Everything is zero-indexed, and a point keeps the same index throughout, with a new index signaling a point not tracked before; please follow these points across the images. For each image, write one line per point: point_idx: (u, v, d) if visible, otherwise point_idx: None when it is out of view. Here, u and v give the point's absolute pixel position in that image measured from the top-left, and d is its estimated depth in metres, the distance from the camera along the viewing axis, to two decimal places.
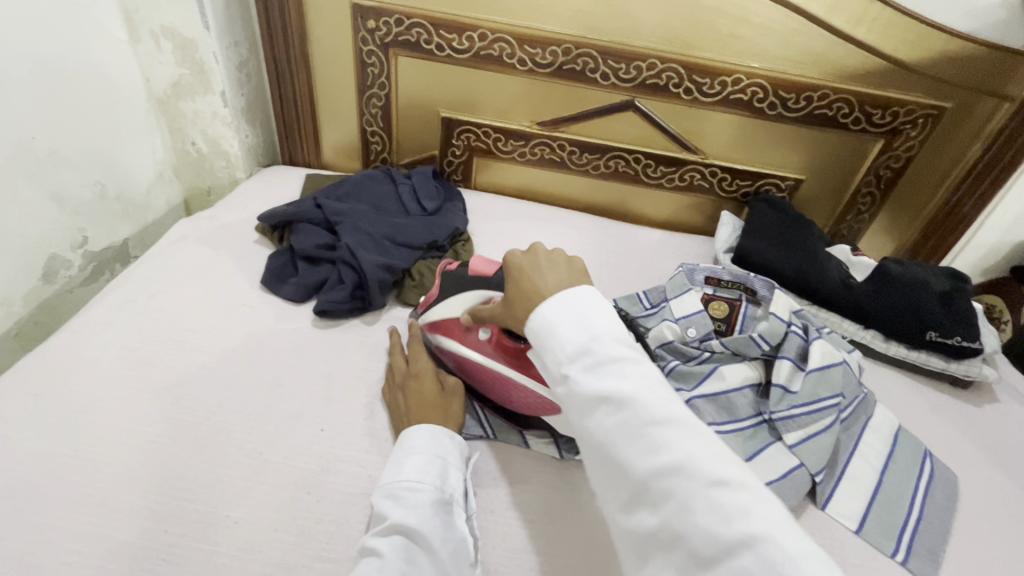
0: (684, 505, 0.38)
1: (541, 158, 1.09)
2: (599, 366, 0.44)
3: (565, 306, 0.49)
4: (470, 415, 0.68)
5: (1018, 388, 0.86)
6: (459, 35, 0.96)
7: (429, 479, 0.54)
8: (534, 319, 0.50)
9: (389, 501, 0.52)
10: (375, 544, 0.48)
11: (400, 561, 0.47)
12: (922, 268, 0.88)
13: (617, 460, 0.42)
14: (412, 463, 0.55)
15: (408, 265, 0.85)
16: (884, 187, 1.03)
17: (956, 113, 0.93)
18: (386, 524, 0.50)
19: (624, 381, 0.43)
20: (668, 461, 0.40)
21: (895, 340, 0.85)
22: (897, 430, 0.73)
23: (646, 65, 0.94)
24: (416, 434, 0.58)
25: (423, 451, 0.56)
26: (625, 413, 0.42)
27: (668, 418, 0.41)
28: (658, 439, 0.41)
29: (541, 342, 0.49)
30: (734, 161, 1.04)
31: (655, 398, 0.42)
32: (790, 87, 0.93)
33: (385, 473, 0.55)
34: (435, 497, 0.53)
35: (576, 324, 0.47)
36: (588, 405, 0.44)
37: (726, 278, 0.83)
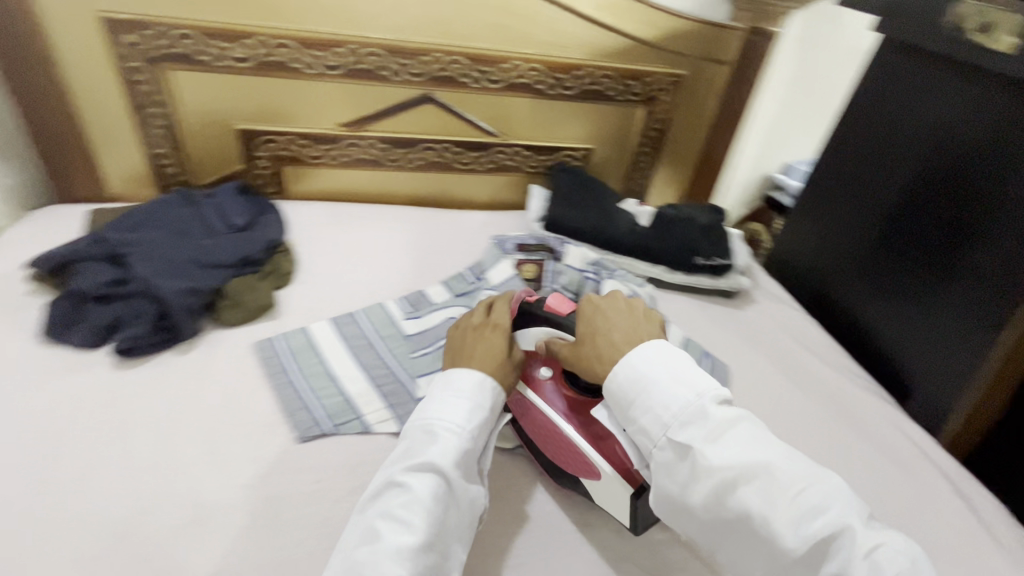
0: (842, 562, 0.45)
1: (355, 159, 1.10)
2: (721, 434, 0.53)
3: (655, 367, 0.58)
4: (320, 411, 0.71)
5: (772, 290, 1.07)
6: (235, 43, 0.93)
7: (467, 429, 0.59)
8: (626, 373, 0.58)
9: (424, 439, 0.58)
10: (405, 479, 0.54)
11: (430, 498, 0.53)
12: (690, 209, 1.07)
13: (763, 526, 0.48)
14: (455, 411, 0.59)
15: (219, 285, 0.80)
16: (655, 146, 1.22)
17: (692, 78, 1.13)
18: (419, 462, 0.55)
19: (757, 452, 0.51)
20: (820, 523, 0.47)
21: (677, 271, 1.01)
22: (683, 342, 0.88)
23: (431, 59, 1.00)
24: (463, 379, 0.62)
25: (465, 399, 0.61)
26: (765, 478, 0.50)
27: (804, 479, 0.50)
28: (806, 504, 0.48)
29: (642, 403, 0.56)
30: (532, 139, 1.15)
31: (787, 463, 0.51)
32: (560, 68, 1.06)
33: (425, 411, 0.60)
34: (468, 448, 0.58)
35: (680, 386, 0.56)
36: (727, 474, 0.50)
37: (533, 243, 0.98)
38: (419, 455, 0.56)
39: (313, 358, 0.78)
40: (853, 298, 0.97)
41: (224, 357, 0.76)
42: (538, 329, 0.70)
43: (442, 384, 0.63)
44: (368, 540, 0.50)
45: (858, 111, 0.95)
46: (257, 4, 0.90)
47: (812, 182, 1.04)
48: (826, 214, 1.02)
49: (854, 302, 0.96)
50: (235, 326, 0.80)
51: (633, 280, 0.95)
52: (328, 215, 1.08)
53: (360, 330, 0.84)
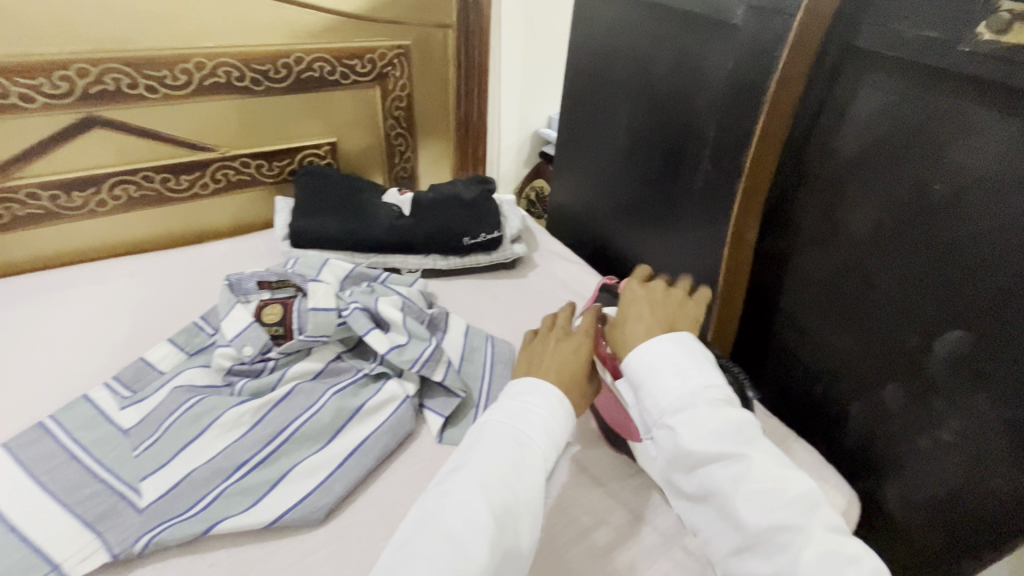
0: (795, 559, 0.43)
1: (17, 217, 0.85)
2: (710, 423, 0.49)
3: (661, 355, 0.52)
4: None
5: (551, 248, 1.07)
6: None
7: (540, 450, 0.50)
8: (636, 363, 0.54)
9: (499, 446, 0.49)
10: (473, 491, 0.46)
11: (494, 524, 0.44)
12: (451, 187, 1.01)
13: (727, 508, 0.47)
14: (530, 417, 0.52)
15: None
16: (409, 126, 1.13)
17: (420, 47, 1.05)
18: (490, 476, 0.47)
19: (742, 442, 0.48)
20: (779, 518, 0.45)
21: (448, 255, 0.95)
22: (465, 331, 0.82)
23: (74, 73, 0.79)
24: (536, 385, 0.54)
25: (543, 406, 0.52)
26: (736, 467, 0.47)
27: (784, 476, 0.47)
28: (771, 498, 0.46)
29: (643, 388, 0.53)
30: (259, 146, 0.98)
31: (765, 459, 0.48)
32: (258, 59, 0.90)
33: (506, 411, 0.53)
34: (541, 469, 0.49)
35: (683, 374, 0.51)
36: (698, 456, 0.48)
37: (275, 278, 0.77)
38: (498, 461, 0.48)
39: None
40: (614, 232, 0.99)
41: None
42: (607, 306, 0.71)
43: (517, 386, 0.55)
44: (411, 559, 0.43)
45: (581, 50, 0.95)
46: None
47: (563, 125, 1.04)
48: (580, 156, 1.02)
49: (614, 236, 0.99)
50: None
51: (401, 281, 0.85)
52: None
53: (52, 444, 0.63)
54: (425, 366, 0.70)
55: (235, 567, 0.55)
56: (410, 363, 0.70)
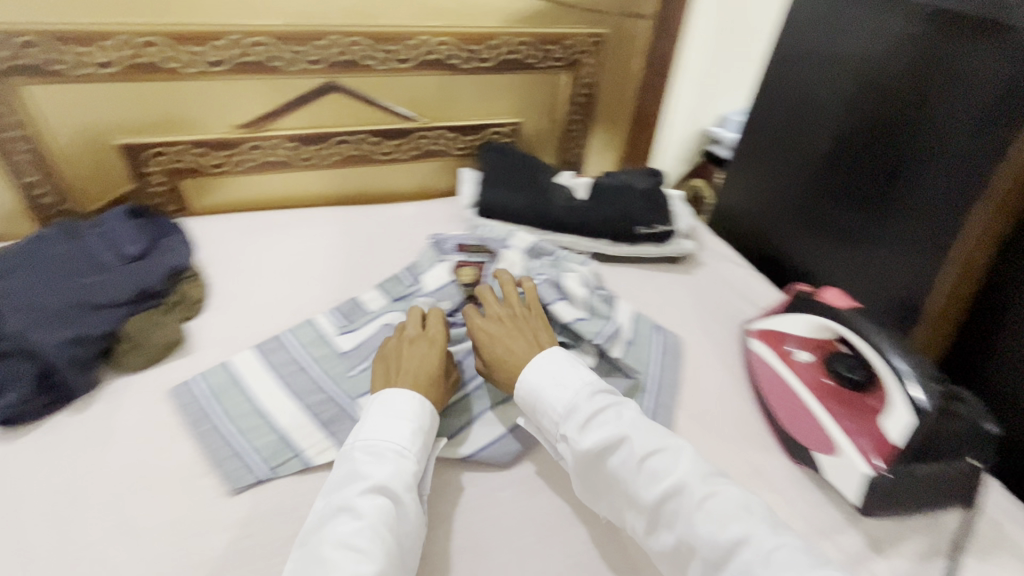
0: (688, 520, 0.51)
1: (261, 163, 1.00)
2: (593, 419, 0.58)
3: (544, 373, 0.62)
4: (251, 453, 0.63)
5: (716, 249, 1.05)
6: (93, 46, 0.81)
7: (413, 452, 0.57)
8: (522, 387, 0.63)
9: (369, 462, 0.55)
10: (356, 499, 0.52)
11: (378, 521, 0.51)
12: (625, 176, 1.03)
13: (629, 489, 0.55)
14: (376, 436, 0.57)
15: (116, 327, 0.71)
16: (586, 113, 1.16)
17: (614, 36, 1.07)
18: (372, 484, 0.53)
19: (620, 429, 0.57)
20: (665, 485, 0.53)
21: (619, 242, 0.97)
22: (632, 317, 0.84)
23: (328, 43, 0.90)
24: (401, 396, 0.61)
25: (406, 419, 0.59)
26: (622, 450, 0.56)
27: (654, 448, 0.55)
28: (654, 469, 0.54)
29: (533, 402, 0.62)
30: (455, 119, 1.07)
31: (643, 436, 0.56)
32: (472, 39, 0.98)
33: (369, 431, 0.58)
34: (414, 466, 0.57)
35: (562, 380, 0.62)
36: (593, 452, 0.56)
37: (472, 243, 0.85)
38: (376, 472, 0.54)
39: (234, 393, 0.69)
40: (795, 242, 0.99)
41: (131, 409, 0.67)
42: (807, 318, 0.73)
43: (375, 406, 0.61)
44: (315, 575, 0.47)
45: (792, 51, 0.96)
46: None
47: (750, 126, 1.06)
48: (767, 160, 1.03)
49: (794, 246, 1.00)
50: (139, 372, 0.71)
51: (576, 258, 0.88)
52: (242, 228, 0.98)
53: (289, 354, 0.75)
54: (607, 341, 0.74)
55: (436, 491, 0.62)
56: (594, 335, 0.74)
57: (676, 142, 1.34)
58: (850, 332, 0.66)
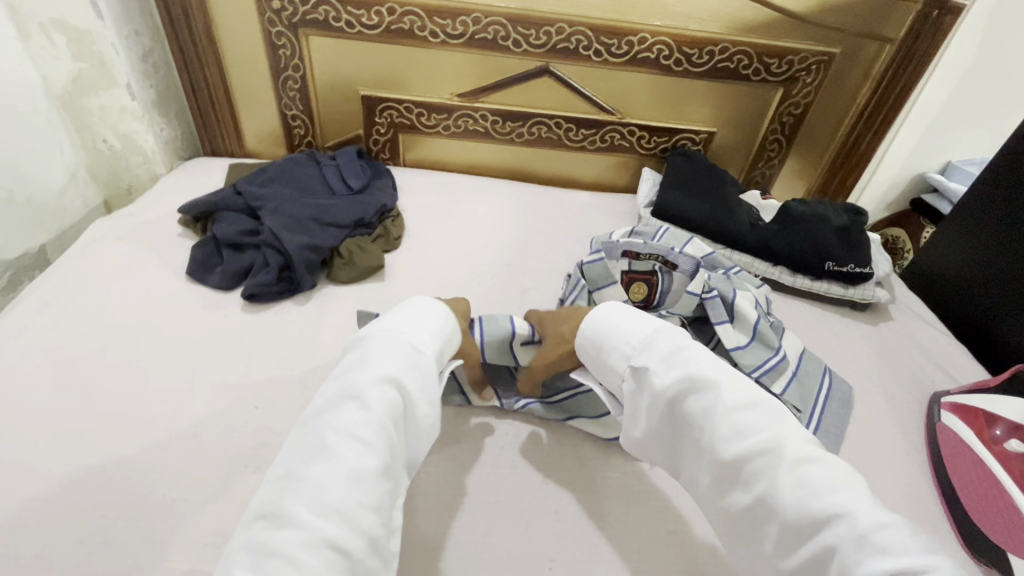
0: (773, 481, 0.48)
1: (467, 130, 1.11)
2: (677, 363, 0.56)
3: (632, 318, 0.63)
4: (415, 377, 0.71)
5: (912, 306, 0.94)
6: (368, 10, 0.96)
7: (425, 353, 0.58)
8: (603, 330, 0.63)
9: (384, 354, 0.55)
10: (362, 387, 0.51)
11: (385, 412, 0.50)
12: (823, 205, 0.96)
13: (708, 439, 0.52)
14: (393, 333, 0.58)
15: (336, 243, 0.85)
16: (789, 134, 1.10)
17: (845, 57, 0.99)
18: (382, 376, 0.52)
19: (710, 376, 0.54)
20: (752, 439, 0.50)
21: (800, 274, 0.92)
22: (801, 351, 0.79)
23: (555, 30, 0.97)
24: (433, 308, 0.64)
25: (424, 326, 0.60)
26: (709, 398, 0.53)
27: (745, 402, 0.52)
28: (740, 421, 0.51)
29: (612, 344, 0.62)
30: (650, 119, 1.08)
31: (732, 386, 0.53)
32: (691, 43, 0.98)
33: (384, 331, 0.58)
34: (425, 365, 0.57)
35: (649, 328, 0.61)
36: (671, 393, 0.55)
37: (644, 252, 0.81)
38: (386, 365, 0.54)
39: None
40: (1006, 314, 0.87)
41: (337, 310, 0.80)
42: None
43: (400, 309, 0.63)
44: (317, 458, 0.46)
45: None
46: None
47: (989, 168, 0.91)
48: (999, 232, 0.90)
49: (1005, 318, 0.88)
50: (346, 284, 0.84)
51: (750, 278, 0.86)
52: (439, 185, 1.10)
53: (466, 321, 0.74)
54: (766, 374, 0.72)
55: (575, 458, 0.66)
56: (753, 367, 0.73)
57: (885, 183, 1.20)
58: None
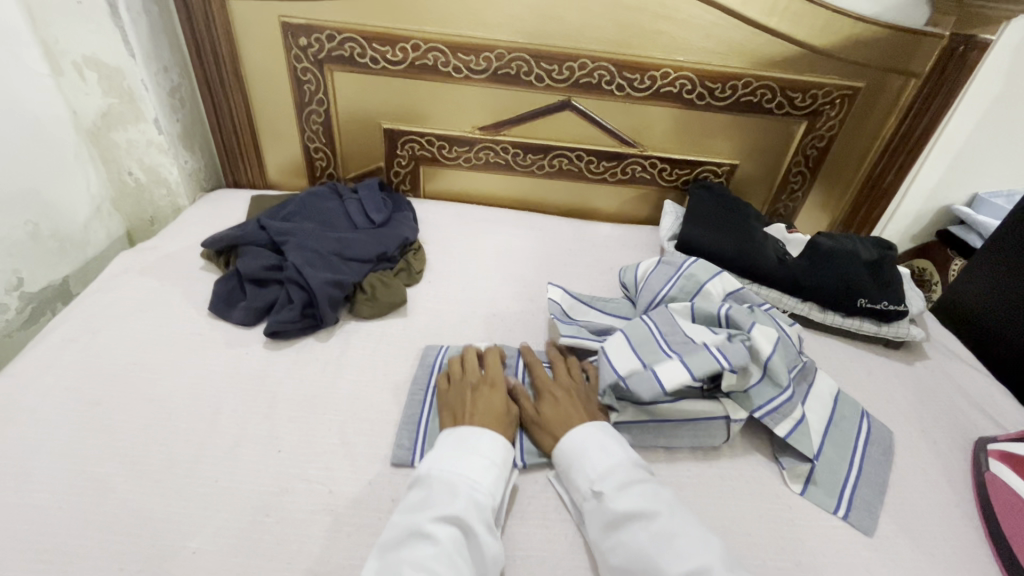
0: None
1: (487, 162, 1.11)
2: (629, 486, 0.57)
3: (589, 438, 0.63)
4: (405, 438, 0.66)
5: (946, 344, 0.91)
6: (393, 47, 0.97)
7: (484, 483, 0.57)
8: (564, 447, 0.63)
9: (445, 491, 0.55)
10: (431, 525, 0.52)
11: (452, 552, 0.50)
12: (852, 240, 0.94)
13: (648, 566, 0.51)
14: (460, 463, 0.58)
15: (359, 279, 0.85)
16: (812, 166, 1.09)
17: (869, 91, 0.99)
18: (443, 513, 0.53)
19: (654, 506, 0.55)
20: (693, 565, 0.50)
21: (831, 310, 0.90)
22: (835, 394, 0.77)
23: (578, 65, 0.97)
24: (476, 437, 0.61)
25: (481, 456, 0.59)
26: (653, 524, 0.54)
27: (684, 530, 0.53)
28: (680, 546, 0.52)
29: (572, 461, 0.62)
30: (672, 152, 1.08)
31: (673, 516, 0.54)
32: (714, 77, 0.98)
33: (440, 463, 0.58)
34: (487, 497, 0.56)
35: (606, 451, 0.61)
36: (619, 514, 0.55)
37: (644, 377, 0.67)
38: (443, 503, 0.54)
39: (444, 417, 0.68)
40: None
41: (359, 347, 0.79)
42: None
43: (449, 440, 0.61)
44: None
45: None
46: (414, 6, 0.93)
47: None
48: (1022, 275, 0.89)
49: None
50: (368, 320, 0.83)
51: (783, 318, 0.84)
52: (459, 217, 1.10)
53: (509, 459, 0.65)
54: (769, 416, 0.69)
55: None
56: (754, 408, 0.69)
57: (911, 216, 1.18)
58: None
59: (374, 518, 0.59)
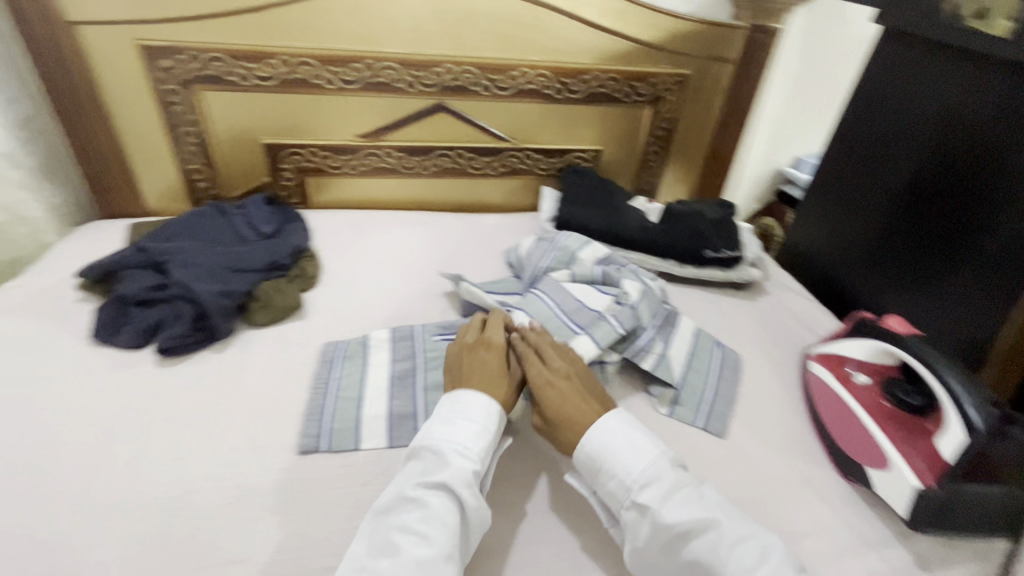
0: None
1: (374, 168, 1.16)
2: (674, 493, 0.57)
3: (615, 441, 0.61)
4: (312, 427, 0.69)
5: (782, 281, 1.09)
6: (261, 63, 0.99)
7: (473, 451, 0.59)
8: (588, 448, 0.61)
9: (436, 459, 0.58)
10: (420, 494, 0.55)
11: (441, 516, 0.53)
12: (698, 204, 1.09)
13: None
14: (455, 431, 0.60)
15: (250, 288, 0.86)
16: (663, 145, 1.25)
17: (696, 77, 1.16)
18: (433, 481, 0.55)
19: (709, 509, 0.56)
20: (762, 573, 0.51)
21: (687, 263, 1.04)
22: (694, 332, 0.89)
23: (443, 70, 1.05)
24: (474, 403, 0.63)
25: (475, 423, 0.61)
26: (711, 533, 0.54)
27: (742, 536, 0.54)
28: (746, 555, 0.52)
29: (604, 467, 0.60)
30: (542, 143, 1.19)
31: (729, 522, 0.55)
32: (566, 74, 1.10)
33: (432, 433, 0.60)
34: (478, 463, 0.59)
35: (637, 452, 0.60)
36: (676, 528, 0.54)
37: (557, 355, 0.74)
38: (438, 469, 0.57)
39: (348, 403, 0.72)
40: (854, 277, 1.03)
41: (258, 353, 0.81)
42: (870, 342, 0.75)
43: (444, 407, 0.63)
44: (385, 555, 0.51)
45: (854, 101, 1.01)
46: (278, 23, 0.97)
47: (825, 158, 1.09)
48: (824, 211, 1.10)
49: (854, 281, 1.03)
50: (265, 326, 0.85)
51: (647, 274, 0.96)
52: (352, 221, 1.13)
53: (414, 427, 0.70)
54: (636, 354, 0.79)
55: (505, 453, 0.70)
56: (623, 350, 0.80)
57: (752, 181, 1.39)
58: (915, 360, 0.67)
59: (284, 500, 0.62)
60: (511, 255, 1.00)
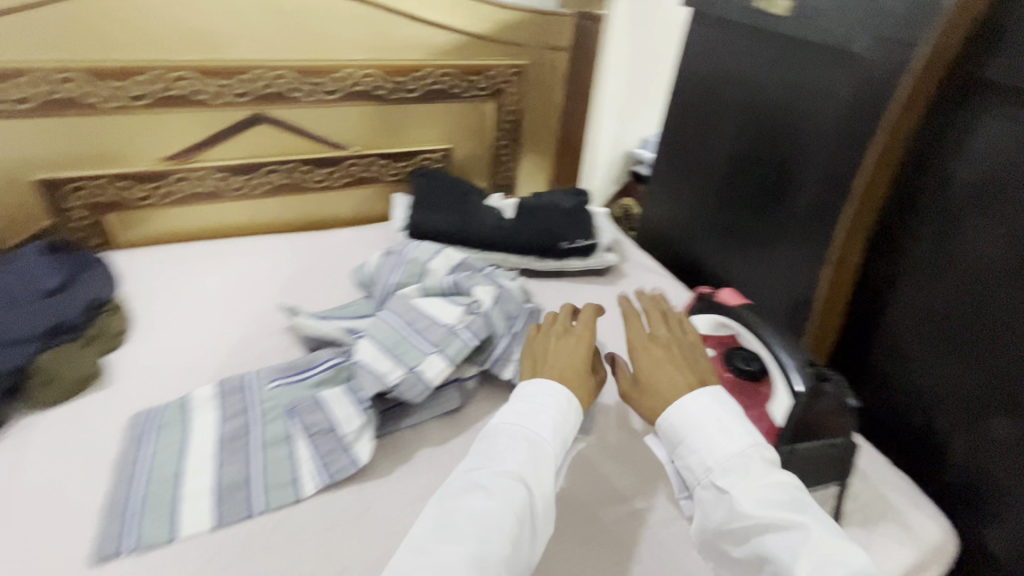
0: None
1: (191, 194, 1.00)
2: (764, 488, 0.46)
3: (703, 417, 0.51)
4: (113, 524, 0.57)
5: (639, 261, 1.11)
6: (10, 84, 0.82)
7: (548, 443, 0.52)
8: (670, 418, 0.53)
9: (511, 442, 0.51)
10: (489, 479, 0.48)
11: (512, 505, 0.46)
12: (551, 194, 1.08)
13: None
14: (532, 414, 0.53)
15: (20, 362, 0.69)
16: (514, 138, 1.22)
17: (533, 67, 1.14)
18: (506, 466, 0.48)
19: (799, 510, 0.45)
20: None
21: (546, 257, 1.03)
22: None
23: (251, 77, 0.94)
24: (545, 388, 0.55)
25: (550, 409, 0.54)
26: (794, 535, 0.44)
27: (840, 549, 0.43)
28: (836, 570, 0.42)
29: (685, 441, 0.51)
30: (385, 148, 1.11)
31: (821, 533, 0.44)
32: (396, 72, 1.03)
33: (511, 416, 0.54)
34: (553, 454, 0.52)
35: (726, 434, 0.50)
36: (756, 522, 0.45)
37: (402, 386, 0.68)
38: (511, 455, 0.50)
39: (162, 486, 0.60)
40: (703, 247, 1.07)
41: (40, 442, 0.65)
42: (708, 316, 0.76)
43: (521, 391, 0.56)
44: (434, 540, 0.44)
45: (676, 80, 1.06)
46: (27, 36, 0.81)
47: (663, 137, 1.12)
48: (668, 187, 1.13)
49: (703, 252, 1.08)
50: (52, 406, 0.70)
51: (505, 274, 0.92)
52: (171, 259, 0.98)
53: (249, 496, 0.61)
54: (495, 364, 0.76)
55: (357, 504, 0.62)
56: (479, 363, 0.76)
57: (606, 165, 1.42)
58: (746, 328, 0.70)
59: None
60: (359, 274, 0.92)
